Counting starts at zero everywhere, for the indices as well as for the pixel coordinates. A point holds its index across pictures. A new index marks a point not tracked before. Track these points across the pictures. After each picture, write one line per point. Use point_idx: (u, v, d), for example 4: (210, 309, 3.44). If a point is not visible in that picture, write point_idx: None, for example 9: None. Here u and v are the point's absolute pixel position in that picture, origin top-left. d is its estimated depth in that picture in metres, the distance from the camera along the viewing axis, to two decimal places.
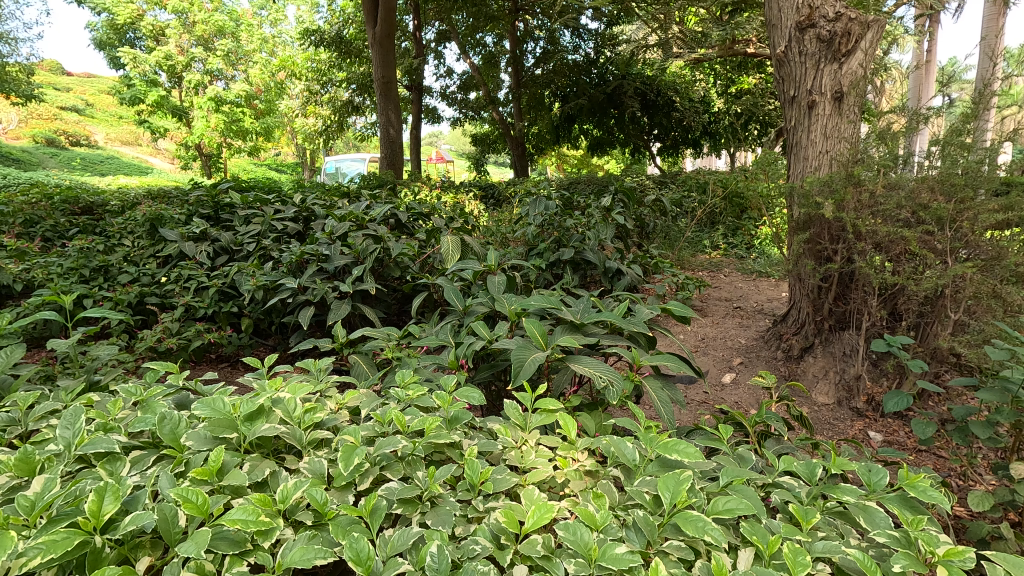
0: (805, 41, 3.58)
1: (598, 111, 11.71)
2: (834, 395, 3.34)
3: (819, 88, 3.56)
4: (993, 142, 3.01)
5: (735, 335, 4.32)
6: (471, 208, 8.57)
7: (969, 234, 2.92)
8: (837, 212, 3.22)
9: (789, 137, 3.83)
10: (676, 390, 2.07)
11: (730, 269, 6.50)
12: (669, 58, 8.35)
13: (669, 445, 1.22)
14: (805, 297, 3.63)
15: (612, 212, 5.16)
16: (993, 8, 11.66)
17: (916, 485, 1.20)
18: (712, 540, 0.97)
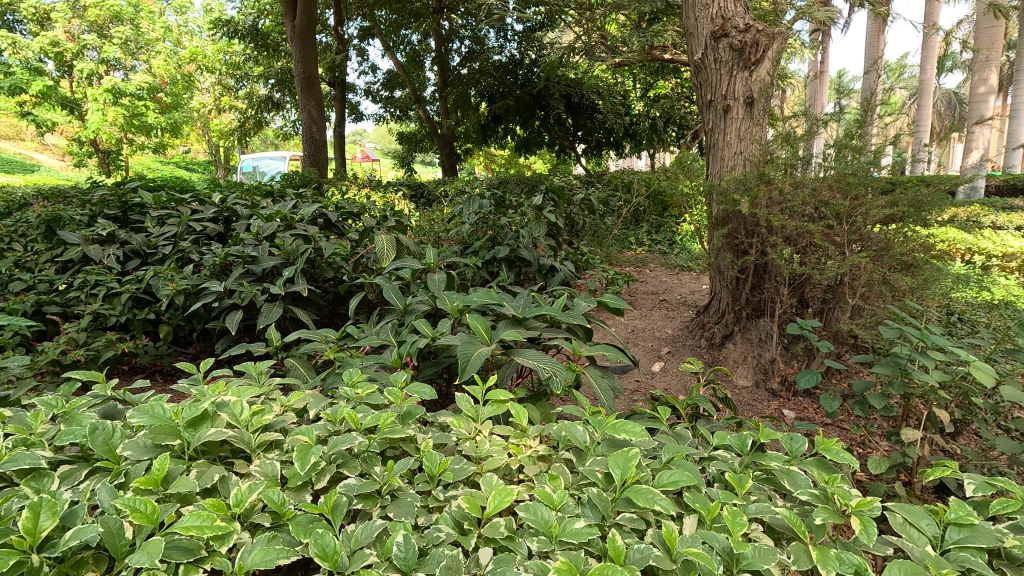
0: (719, 50, 3.83)
1: (525, 112, 11.91)
2: (752, 377, 3.60)
3: (733, 94, 3.82)
4: (878, 146, 3.38)
5: (662, 327, 4.55)
6: (401, 208, 8.45)
7: (862, 227, 3.26)
8: (751, 209, 3.46)
9: (707, 138, 4.08)
10: (613, 379, 2.19)
11: (654, 264, 6.83)
12: (593, 62, 8.63)
13: (616, 426, 1.30)
14: (725, 288, 3.89)
15: (543, 211, 5.28)
16: (874, 24, 12.95)
17: (830, 449, 1.34)
18: (661, 509, 1.05)
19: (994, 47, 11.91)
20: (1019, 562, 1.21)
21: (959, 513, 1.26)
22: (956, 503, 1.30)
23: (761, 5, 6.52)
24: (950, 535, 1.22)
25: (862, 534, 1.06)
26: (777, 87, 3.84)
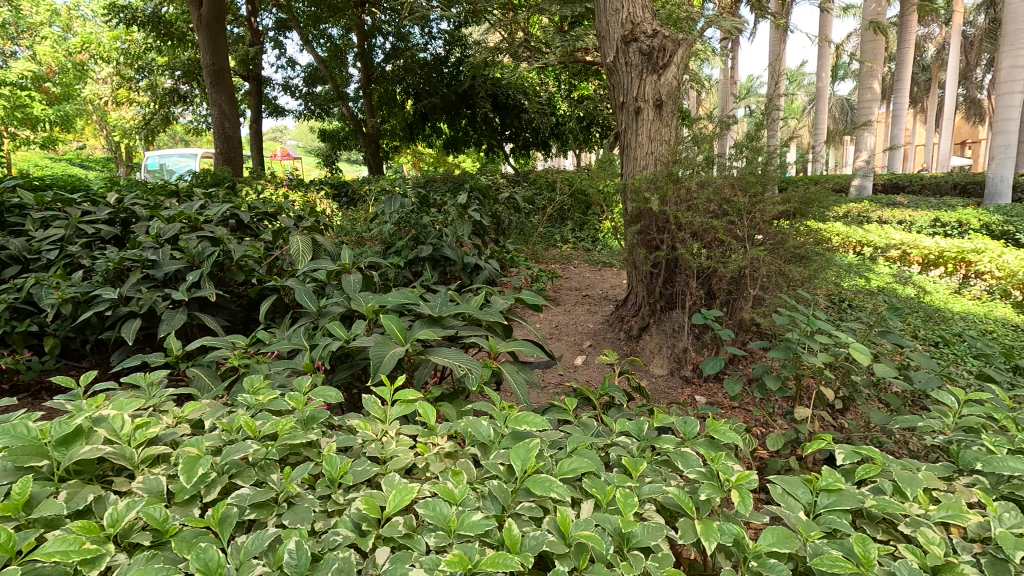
0: (630, 53, 3.98)
1: (451, 110, 11.84)
2: (667, 366, 3.81)
3: (643, 96, 4.00)
4: (775, 147, 3.65)
5: (585, 321, 4.69)
6: (323, 208, 8.18)
7: (761, 223, 3.50)
8: (661, 206, 3.63)
9: (621, 139, 4.24)
10: (531, 374, 2.24)
11: (579, 261, 7.02)
12: (517, 62, 8.71)
13: (519, 418, 1.33)
14: (640, 283, 4.06)
15: (468, 210, 5.29)
16: (777, 34, 13.91)
17: (718, 430, 1.45)
18: (557, 496, 1.09)
19: (877, 60, 13.15)
20: (877, 519, 1.36)
21: (829, 480, 1.40)
22: (827, 470, 1.44)
23: (674, 12, 6.83)
24: (820, 500, 1.35)
25: (740, 506, 1.15)
26: (683, 91, 4.05)
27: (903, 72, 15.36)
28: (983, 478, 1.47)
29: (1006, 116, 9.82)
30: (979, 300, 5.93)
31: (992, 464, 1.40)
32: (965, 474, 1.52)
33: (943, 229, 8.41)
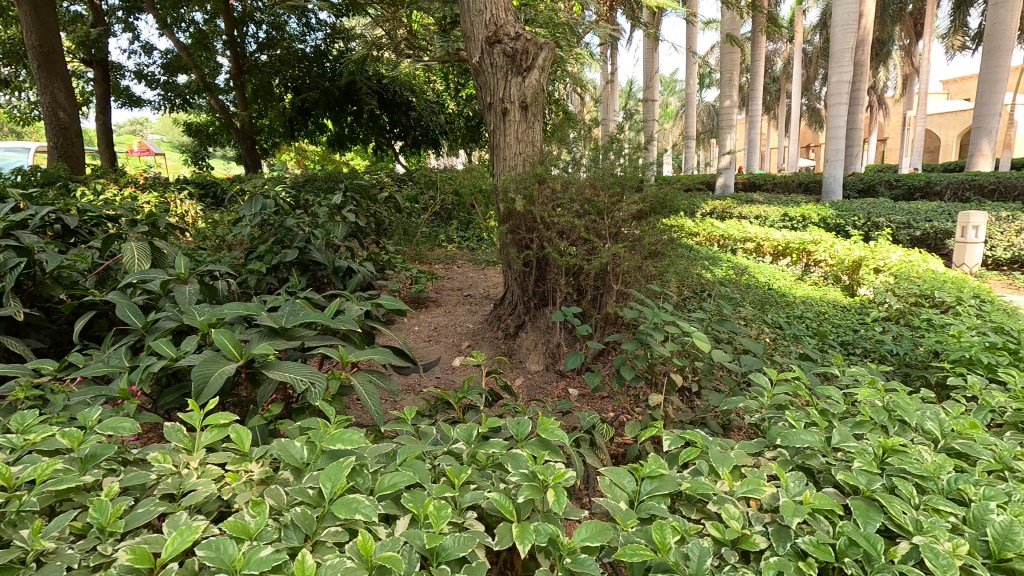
0: (494, 55, 4.01)
1: (335, 106, 11.27)
2: (542, 361, 3.89)
3: (509, 97, 4.04)
4: (632, 149, 3.85)
5: (464, 321, 4.67)
6: (184, 210, 7.42)
7: (620, 222, 3.67)
8: (528, 206, 3.69)
9: (490, 139, 4.26)
10: (390, 382, 2.16)
11: (463, 260, 6.99)
12: (399, 58, 8.49)
13: (334, 436, 1.26)
14: (514, 281, 4.11)
15: (342, 211, 5.05)
16: (649, 43, 14.87)
17: (548, 429, 1.49)
18: (363, 518, 1.04)
19: (733, 71, 14.47)
20: (694, 499, 1.46)
21: (653, 467, 1.48)
22: (651, 458, 1.52)
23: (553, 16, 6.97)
24: (643, 488, 1.42)
25: (555, 505, 1.19)
26: (547, 94, 4.15)
27: (756, 82, 17.13)
28: (783, 450, 1.64)
29: (836, 124, 11.26)
30: (815, 284, 6.71)
31: (789, 439, 1.56)
32: (770, 449, 1.69)
33: (789, 223, 9.45)
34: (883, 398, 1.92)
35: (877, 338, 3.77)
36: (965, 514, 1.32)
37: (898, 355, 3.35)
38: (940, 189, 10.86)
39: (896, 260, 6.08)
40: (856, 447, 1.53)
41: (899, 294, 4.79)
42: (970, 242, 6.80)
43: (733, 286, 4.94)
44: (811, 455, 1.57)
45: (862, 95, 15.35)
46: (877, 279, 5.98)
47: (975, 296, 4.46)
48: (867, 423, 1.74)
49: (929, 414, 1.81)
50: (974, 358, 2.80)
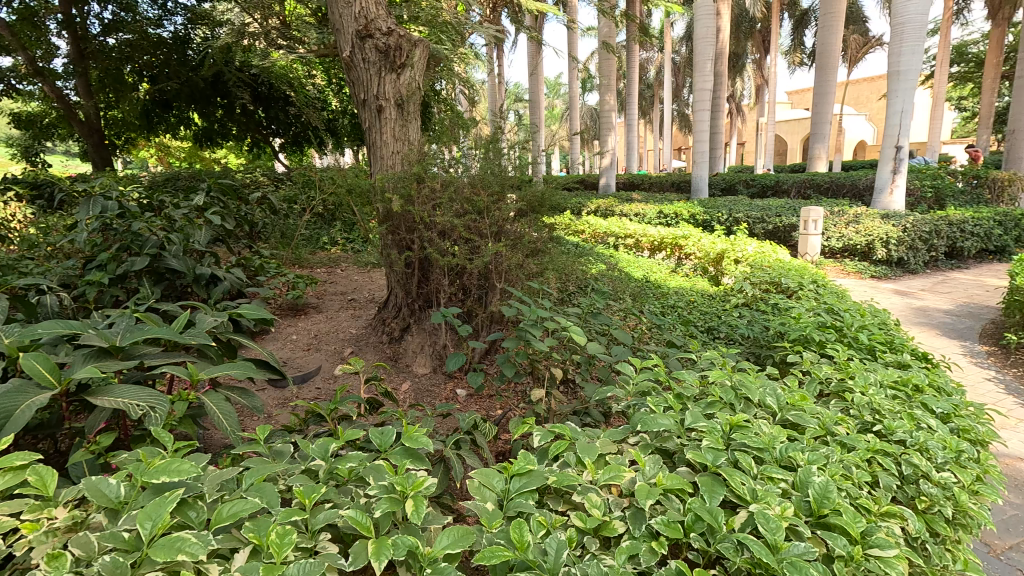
0: (366, 49, 3.86)
1: (201, 99, 10.18)
2: (430, 364, 3.81)
3: (383, 94, 3.91)
4: (510, 148, 3.86)
5: (347, 327, 4.46)
6: (9, 214, 6.34)
7: (501, 220, 3.67)
8: (405, 207, 3.57)
9: (366, 138, 4.09)
10: (253, 398, 1.97)
11: (347, 263, 6.69)
12: (271, 49, 7.90)
13: (160, 468, 1.14)
14: (397, 283, 3.98)
15: (204, 213, 4.59)
16: (533, 46, 15.25)
17: (411, 437, 1.51)
18: (188, 557, 0.94)
19: (611, 76, 15.28)
20: (561, 491, 1.49)
21: (521, 465, 1.49)
22: (520, 455, 1.53)
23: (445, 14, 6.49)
24: (512, 486, 1.42)
25: (412, 516, 1.19)
26: (423, 92, 4.08)
27: (631, 89, 18.26)
28: (644, 435, 1.73)
29: (701, 129, 12.29)
30: (687, 276, 7.25)
31: (649, 425, 1.64)
32: (634, 435, 1.78)
33: (664, 219, 10.16)
34: (731, 378, 2.09)
35: (734, 322, 4.15)
36: (792, 479, 1.48)
37: (751, 336, 3.71)
38: (787, 188, 12.26)
39: (751, 251, 6.75)
40: (705, 426, 1.65)
41: (753, 282, 5.31)
42: (809, 234, 7.74)
43: (612, 280, 5.20)
44: (668, 438, 1.68)
45: (722, 103, 16.92)
46: (736, 269, 6.59)
47: (813, 282, 5.08)
48: (716, 403, 1.89)
49: (769, 390, 2.01)
50: (808, 336, 3.17)
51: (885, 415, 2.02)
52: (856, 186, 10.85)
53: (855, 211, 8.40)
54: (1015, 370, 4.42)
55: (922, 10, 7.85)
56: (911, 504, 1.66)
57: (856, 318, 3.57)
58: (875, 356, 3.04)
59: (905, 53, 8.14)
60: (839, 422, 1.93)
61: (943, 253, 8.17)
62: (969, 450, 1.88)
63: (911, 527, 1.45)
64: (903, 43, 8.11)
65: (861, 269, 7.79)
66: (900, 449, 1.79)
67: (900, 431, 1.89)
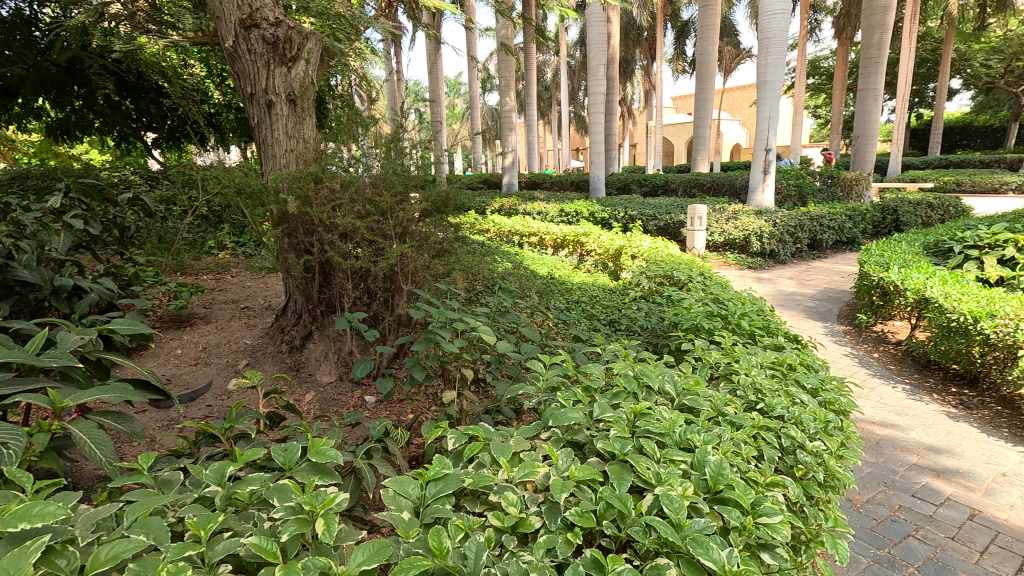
0: (251, 39, 3.60)
1: (53, 87, 8.67)
2: (335, 372, 3.64)
3: (274, 89, 3.67)
4: (412, 148, 3.78)
5: (241, 337, 4.15)
6: None
7: (405, 221, 3.57)
8: (302, 208, 3.38)
9: (255, 134, 3.83)
10: (131, 423, 1.76)
11: (238, 268, 6.23)
12: (139, 34, 7.11)
13: (20, 512, 1.00)
14: (296, 289, 3.77)
15: (63, 216, 4.04)
16: (432, 44, 15.07)
17: (319, 452, 1.44)
18: None
19: (510, 77, 15.50)
20: (478, 492, 1.49)
21: (437, 470, 1.47)
22: (435, 460, 1.51)
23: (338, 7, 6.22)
24: (428, 492, 1.40)
25: (324, 535, 1.13)
26: (318, 87, 3.88)
27: (530, 90, 18.67)
28: (555, 430, 1.78)
29: (597, 130, 12.82)
30: (589, 272, 7.53)
31: (560, 419, 1.69)
32: (545, 430, 1.82)
33: (566, 217, 10.50)
34: (633, 368, 2.21)
35: (633, 315, 4.38)
36: (691, 459, 1.59)
37: (649, 327, 3.93)
38: (675, 187, 13.14)
39: (646, 247, 7.16)
40: (612, 416, 1.73)
41: (649, 276, 5.63)
42: (695, 230, 8.38)
43: (518, 279, 5.28)
44: (578, 430, 1.74)
45: (614, 106, 17.75)
46: (633, 264, 6.96)
47: (700, 274, 5.49)
48: (621, 393, 1.99)
49: (667, 378, 2.14)
50: (699, 325, 3.43)
51: (766, 394, 2.23)
52: (734, 185, 11.88)
53: (734, 209, 9.19)
54: (864, 346, 5.08)
55: (783, 27, 8.72)
56: (790, 473, 1.85)
57: (739, 306, 3.90)
58: (756, 340, 3.35)
59: (771, 65, 9.02)
60: (728, 403, 2.11)
61: (806, 245, 9.19)
62: (834, 420, 2.13)
63: (791, 493, 1.61)
64: (769, 56, 8.98)
65: (740, 261, 8.55)
66: (779, 423, 1.99)
67: (778, 407, 2.10)
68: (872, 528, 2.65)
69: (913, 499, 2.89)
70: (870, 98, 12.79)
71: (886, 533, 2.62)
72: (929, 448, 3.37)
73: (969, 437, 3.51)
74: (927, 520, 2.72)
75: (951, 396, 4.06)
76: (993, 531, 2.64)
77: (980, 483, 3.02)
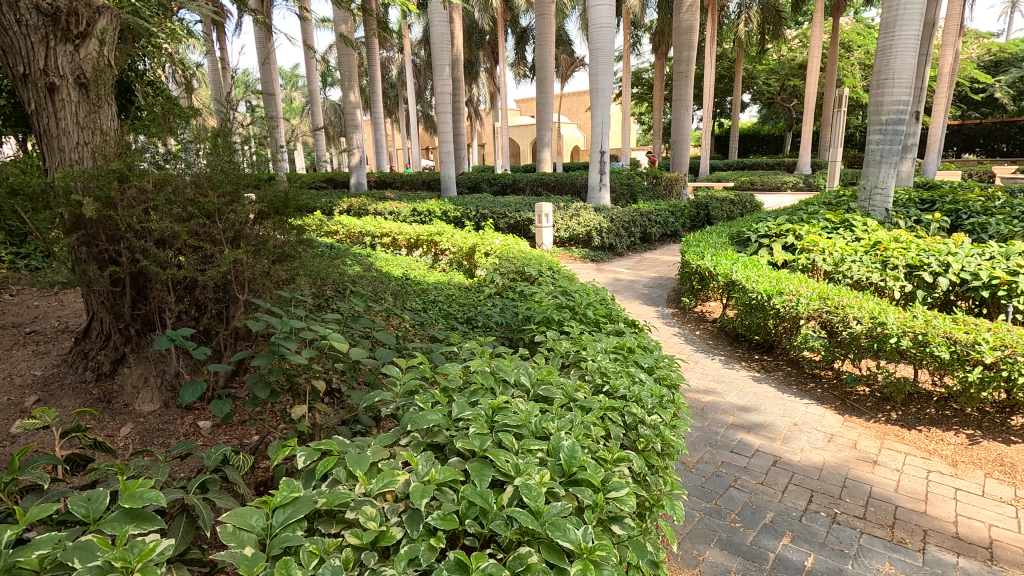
0: (20, 8, 2.96)
1: None
2: (159, 399, 3.17)
3: (56, 69, 3.07)
4: (243, 142, 3.41)
5: (27, 368, 3.42)
6: None
7: (237, 224, 3.20)
8: (104, 211, 2.87)
9: (33, 124, 3.16)
10: None
11: (19, 285, 5.13)
12: None
13: None
14: (102, 306, 3.21)
15: None
16: (262, 31, 13.82)
17: (135, 494, 1.25)
18: None
19: (352, 72, 14.83)
20: (334, 512, 1.40)
21: (284, 494, 1.35)
22: (282, 484, 1.38)
23: None
24: (276, 520, 1.28)
25: None
26: (117, 70, 3.33)
27: (374, 87, 18.07)
28: (414, 434, 1.74)
29: (445, 130, 12.84)
30: (443, 271, 7.51)
31: (419, 423, 1.65)
32: (404, 435, 1.77)
33: (418, 217, 10.37)
34: (490, 364, 2.24)
35: (489, 311, 4.46)
36: (547, 447, 1.65)
37: (504, 323, 4.03)
38: (523, 186, 13.67)
39: (498, 244, 7.34)
40: (470, 415, 1.73)
41: (502, 273, 5.78)
42: (543, 227, 8.81)
43: (371, 282, 5.08)
44: (437, 432, 1.72)
45: (461, 106, 17.95)
46: (487, 261, 7.11)
47: (549, 269, 5.78)
48: (479, 390, 2.01)
49: (522, 370, 2.21)
50: (550, 317, 3.60)
51: (610, 376, 2.42)
52: (575, 185, 12.71)
53: (576, 206, 9.83)
54: (688, 325, 5.78)
55: (609, 40, 9.52)
56: (634, 446, 2.02)
57: (584, 297, 4.16)
58: (600, 327, 3.61)
59: (601, 74, 9.80)
60: (577, 389, 2.24)
61: (639, 238, 10.17)
62: (667, 394, 2.37)
63: (636, 465, 1.76)
64: (599, 66, 9.75)
65: (584, 255, 9.19)
66: (623, 402, 2.17)
67: (621, 388, 2.28)
68: (702, 485, 3.02)
69: (731, 454, 3.35)
70: (683, 107, 14.49)
71: (713, 487, 3.01)
72: (741, 409, 3.93)
73: (769, 395, 4.16)
74: (742, 470, 3.18)
75: (755, 363, 4.78)
76: (790, 472, 3.17)
77: (778, 433, 3.60)
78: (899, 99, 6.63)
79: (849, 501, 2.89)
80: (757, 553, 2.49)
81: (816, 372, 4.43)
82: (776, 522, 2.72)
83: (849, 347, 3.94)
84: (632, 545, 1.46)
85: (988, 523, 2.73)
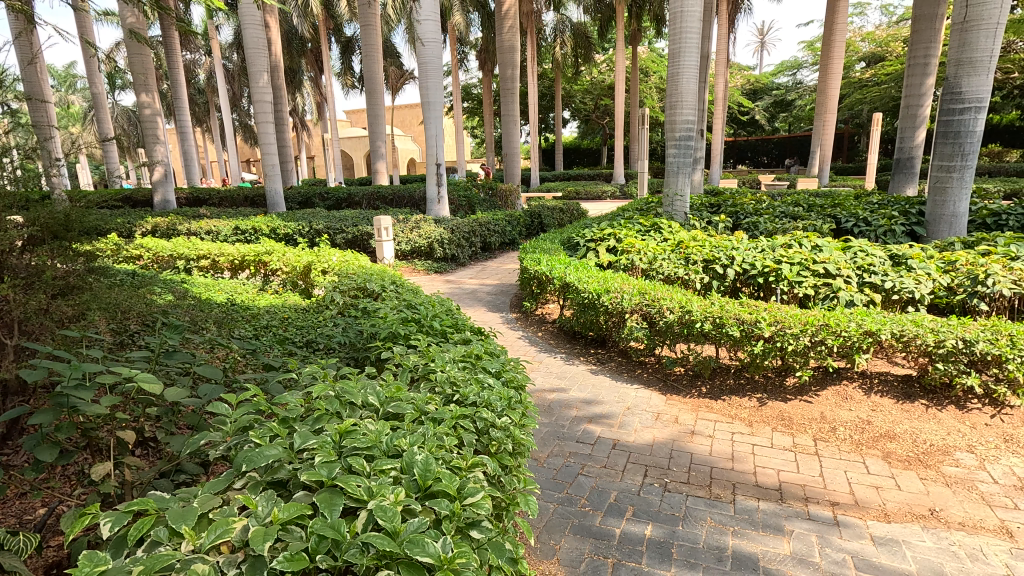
0: None
1: None
2: None
3: None
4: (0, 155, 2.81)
5: None
6: None
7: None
8: None
9: None
10: None
11: None
12: None
13: None
14: None
15: None
16: (20, 22, 11.49)
17: None
18: None
19: (149, 74, 13.04)
20: None
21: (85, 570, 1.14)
22: (82, 559, 1.17)
23: None
24: None
25: None
26: None
27: (179, 92, 16.14)
28: (251, 474, 1.58)
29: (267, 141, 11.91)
30: (275, 293, 6.93)
31: (255, 461, 1.51)
32: (239, 478, 1.60)
33: (242, 236, 9.45)
34: (334, 389, 2.13)
35: (330, 332, 4.22)
36: (400, 464, 1.62)
37: (347, 343, 3.85)
38: (359, 200, 13.20)
39: (336, 260, 6.95)
40: (315, 443, 1.62)
41: (343, 291, 5.52)
42: (383, 241, 8.61)
43: (188, 311, 4.50)
44: (278, 468, 1.58)
45: (284, 116, 16.81)
46: (324, 279, 6.74)
47: (392, 283, 5.66)
48: (323, 416, 1.89)
49: (370, 390, 2.14)
50: (396, 333, 3.53)
51: (460, 385, 2.44)
52: (414, 197, 12.63)
53: (415, 219, 9.78)
54: (531, 328, 6.08)
55: (437, 55, 9.66)
56: (487, 450, 2.06)
57: (430, 309, 4.17)
58: (447, 337, 3.63)
59: (431, 88, 9.92)
60: (428, 402, 2.22)
61: (480, 248, 10.43)
62: (514, 395, 2.47)
63: (489, 468, 1.81)
64: (428, 79, 9.84)
65: (427, 267, 9.18)
66: (473, 409, 2.21)
67: (470, 395, 2.32)
68: (554, 477, 3.21)
69: (577, 443, 3.62)
70: (511, 122, 15.23)
71: (563, 477, 3.21)
72: (583, 401, 4.25)
73: (605, 385, 4.56)
74: (588, 457, 3.44)
75: (591, 356, 5.20)
76: (628, 452, 3.51)
77: (615, 418, 3.97)
78: (687, 119, 7.75)
79: (675, 470, 3.29)
80: (605, 532, 2.72)
81: (641, 359, 4.95)
82: (619, 500, 2.99)
83: (666, 334, 4.49)
84: (491, 547, 1.48)
85: (777, 469, 3.31)
